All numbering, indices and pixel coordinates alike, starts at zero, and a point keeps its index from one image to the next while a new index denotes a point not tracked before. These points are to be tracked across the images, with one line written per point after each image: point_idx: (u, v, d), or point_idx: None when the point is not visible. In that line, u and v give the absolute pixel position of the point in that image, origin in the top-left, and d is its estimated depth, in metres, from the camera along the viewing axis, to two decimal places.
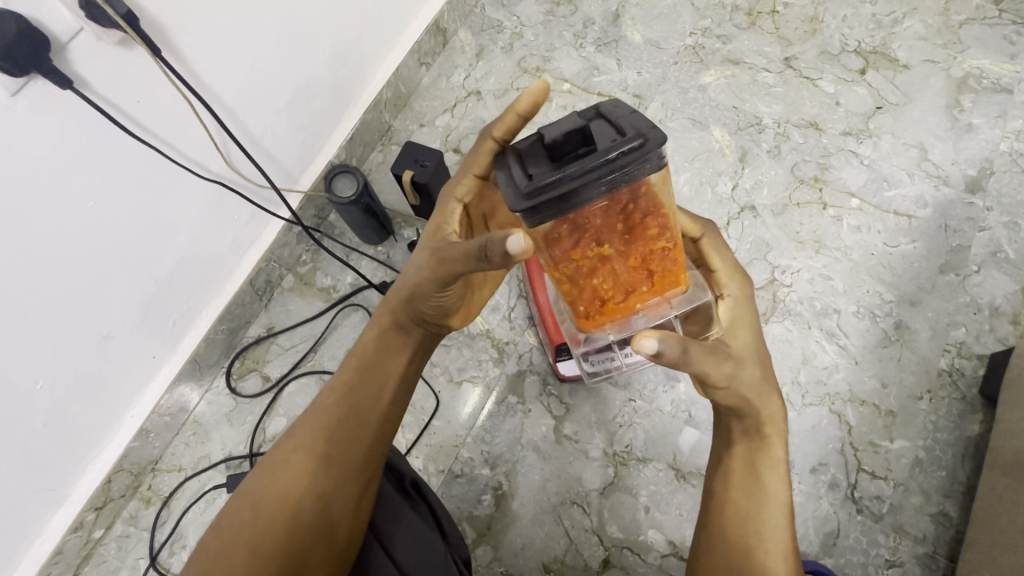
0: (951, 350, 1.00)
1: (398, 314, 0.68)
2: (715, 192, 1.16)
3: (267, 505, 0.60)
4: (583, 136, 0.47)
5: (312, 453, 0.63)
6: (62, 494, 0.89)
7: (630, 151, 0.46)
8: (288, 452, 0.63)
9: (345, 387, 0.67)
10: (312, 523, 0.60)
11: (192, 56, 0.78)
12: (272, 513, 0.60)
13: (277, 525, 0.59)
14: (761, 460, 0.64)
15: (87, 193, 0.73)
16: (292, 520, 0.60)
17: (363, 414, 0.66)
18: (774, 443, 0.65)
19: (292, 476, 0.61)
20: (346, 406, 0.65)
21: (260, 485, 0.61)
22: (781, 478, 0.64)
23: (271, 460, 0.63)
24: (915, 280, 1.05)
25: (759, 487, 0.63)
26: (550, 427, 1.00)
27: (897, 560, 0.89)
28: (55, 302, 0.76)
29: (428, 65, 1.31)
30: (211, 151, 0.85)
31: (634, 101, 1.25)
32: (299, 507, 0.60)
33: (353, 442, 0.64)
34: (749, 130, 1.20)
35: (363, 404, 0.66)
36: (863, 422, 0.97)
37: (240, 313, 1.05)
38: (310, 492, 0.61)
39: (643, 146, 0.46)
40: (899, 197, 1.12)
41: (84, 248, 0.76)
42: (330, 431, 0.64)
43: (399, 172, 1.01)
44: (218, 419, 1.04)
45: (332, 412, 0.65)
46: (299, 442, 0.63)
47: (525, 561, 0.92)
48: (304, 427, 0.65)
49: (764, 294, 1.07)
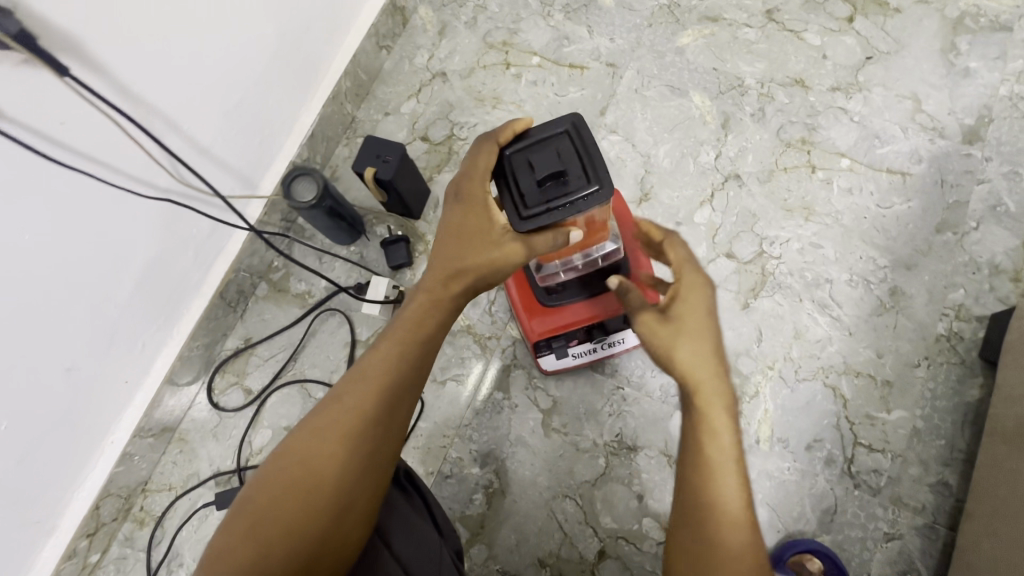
0: (949, 313, 0.97)
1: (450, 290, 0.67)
2: (697, 162, 1.09)
3: (298, 483, 0.57)
4: (566, 168, 0.58)
5: (347, 428, 0.59)
6: (51, 524, 0.88)
7: (588, 196, 0.57)
8: (320, 428, 0.59)
9: (387, 362, 0.63)
10: (354, 500, 0.58)
11: (120, 70, 0.71)
12: (304, 491, 0.56)
13: (314, 505, 0.56)
14: (711, 444, 0.57)
15: (23, 227, 0.67)
16: (330, 497, 0.57)
17: (406, 392, 0.64)
18: (716, 416, 0.57)
19: (326, 453, 0.58)
20: (386, 382, 0.62)
21: (287, 465, 0.57)
22: (734, 475, 0.56)
23: (299, 437, 0.59)
24: (910, 243, 1.01)
25: (713, 475, 0.55)
26: (538, 421, 0.98)
27: (896, 533, 0.88)
28: (21, 307, 0.71)
29: (389, 48, 1.23)
30: (155, 167, 0.80)
31: (607, 70, 1.17)
32: (333, 473, 0.57)
33: (393, 419, 0.62)
34: (731, 93, 1.13)
35: (409, 380, 0.64)
36: (858, 395, 0.94)
37: (213, 327, 1.02)
38: (342, 457, 0.58)
39: (601, 195, 0.58)
40: (892, 154, 1.07)
41: (31, 277, 0.70)
42: (368, 406, 0.60)
43: (360, 170, 0.96)
44: (204, 436, 1.03)
45: (370, 388, 0.61)
46: (332, 418, 0.60)
47: (520, 557, 0.92)
48: (345, 391, 0.61)
49: (753, 269, 1.02)
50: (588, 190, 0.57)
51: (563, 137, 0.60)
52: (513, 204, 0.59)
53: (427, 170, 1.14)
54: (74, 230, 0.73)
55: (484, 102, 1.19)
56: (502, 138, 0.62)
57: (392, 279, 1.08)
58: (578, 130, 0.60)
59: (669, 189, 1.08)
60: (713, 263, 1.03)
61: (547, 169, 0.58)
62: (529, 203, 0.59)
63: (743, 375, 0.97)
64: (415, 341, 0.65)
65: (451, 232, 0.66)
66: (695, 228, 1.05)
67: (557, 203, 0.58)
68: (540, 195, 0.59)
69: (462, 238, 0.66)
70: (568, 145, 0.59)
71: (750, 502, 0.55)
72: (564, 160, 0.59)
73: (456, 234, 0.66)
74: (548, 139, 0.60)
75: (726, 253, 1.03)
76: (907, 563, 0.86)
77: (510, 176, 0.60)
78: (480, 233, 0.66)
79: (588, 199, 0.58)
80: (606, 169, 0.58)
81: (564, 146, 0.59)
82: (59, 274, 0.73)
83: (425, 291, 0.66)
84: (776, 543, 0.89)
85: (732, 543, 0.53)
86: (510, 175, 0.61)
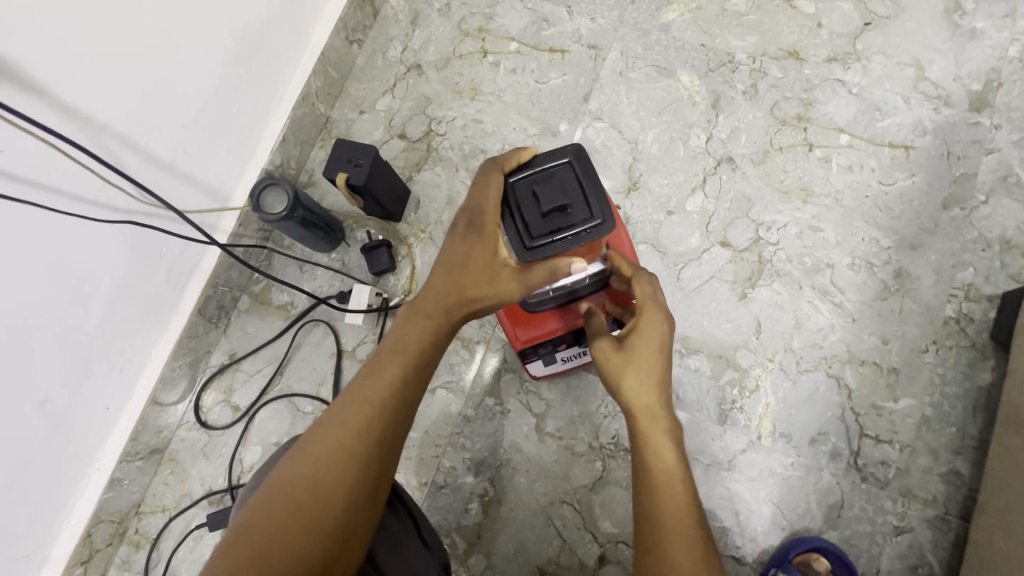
0: (957, 294, 0.92)
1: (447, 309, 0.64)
2: (688, 147, 1.04)
3: (292, 514, 0.53)
4: (569, 202, 0.59)
5: (344, 455, 0.56)
6: (41, 556, 0.85)
7: (592, 229, 0.59)
8: (315, 456, 0.56)
9: (384, 385, 0.60)
10: (353, 528, 0.54)
11: (60, 88, 0.68)
12: (298, 521, 0.53)
13: (310, 537, 0.52)
14: (659, 471, 0.59)
15: None
16: (327, 528, 0.53)
17: (404, 416, 0.61)
18: (661, 445, 0.61)
19: (323, 481, 0.55)
20: (384, 406, 0.59)
21: (279, 496, 0.54)
22: (681, 481, 0.59)
23: (292, 466, 0.55)
24: (915, 221, 0.96)
25: (657, 486, 0.58)
26: (532, 426, 0.96)
27: (906, 526, 0.85)
28: None
29: (361, 42, 1.18)
30: (111, 188, 0.77)
31: (590, 53, 1.11)
32: (328, 502, 0.54)
33: (391, 443, 0.59)
34: (721, 70, 1.07)
35: (408, 404, 0.61)
36: (863, 384, 0.91)
37: (195, 344, 0.98)
38: (338, 484, 0.55)
39: (604, 229, 0.59)
40: (894, 127, 1.01)
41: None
42: (366, 431, 0.58)
43: (332, 176, 0.92)
44: (194, 456, 0.99)
45: (367, 413, 0.59)
46: (328, 444, 0.57)
47: (519, 566, 0.90)
48: (340, 416, 0.58)
49: (750, 257, 0.98)
50: (592, 223, 0.59)
51: (566, 168, 0.61)
52: (519, 235, 0.60)
53: (406, 169, 1.10)
54: (38, 250, 0.70)
55: (462, 94, 1.13)
56: (507, 167, 0.62)
57: (375, 286, 1.04)
58: (581, 161, 0.61)
59: (660, 176, 1.03)
60: (708, 253, 0.98)
61: (552, 201, 0.59)
62: (535, 234, 0.60)
63: (742, 369, 0.93)
64: (413, 363, 0.62)
65: (447, 254, 0.64)
66: (688, 216, 1.00)
67: (561, 235, 0.59)
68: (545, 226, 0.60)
69: (459, 260, 0.63)
70: (572, 177, 0.61)
71: (698, 516, 0.58)
72: (568, 193, 0.60)
73: (452, 254, 0.64)
74: (551, 169, 0.61)
75: (721, 242, 0.99)
76: (918, 557, 0.83)
77: (515, 205, 0.61)
78: (480, 255, 0.63)
79: (592, 233, 0.59)
80: (608, 203, 0.60)
81: (567, 177, 0.61)
82: (27, 302, 0.71)
83: (423, 311, 0.64)
84: (782, 541, 0.86)
85: (684, 564, 0.54)
86: (516, 205, 0.61)
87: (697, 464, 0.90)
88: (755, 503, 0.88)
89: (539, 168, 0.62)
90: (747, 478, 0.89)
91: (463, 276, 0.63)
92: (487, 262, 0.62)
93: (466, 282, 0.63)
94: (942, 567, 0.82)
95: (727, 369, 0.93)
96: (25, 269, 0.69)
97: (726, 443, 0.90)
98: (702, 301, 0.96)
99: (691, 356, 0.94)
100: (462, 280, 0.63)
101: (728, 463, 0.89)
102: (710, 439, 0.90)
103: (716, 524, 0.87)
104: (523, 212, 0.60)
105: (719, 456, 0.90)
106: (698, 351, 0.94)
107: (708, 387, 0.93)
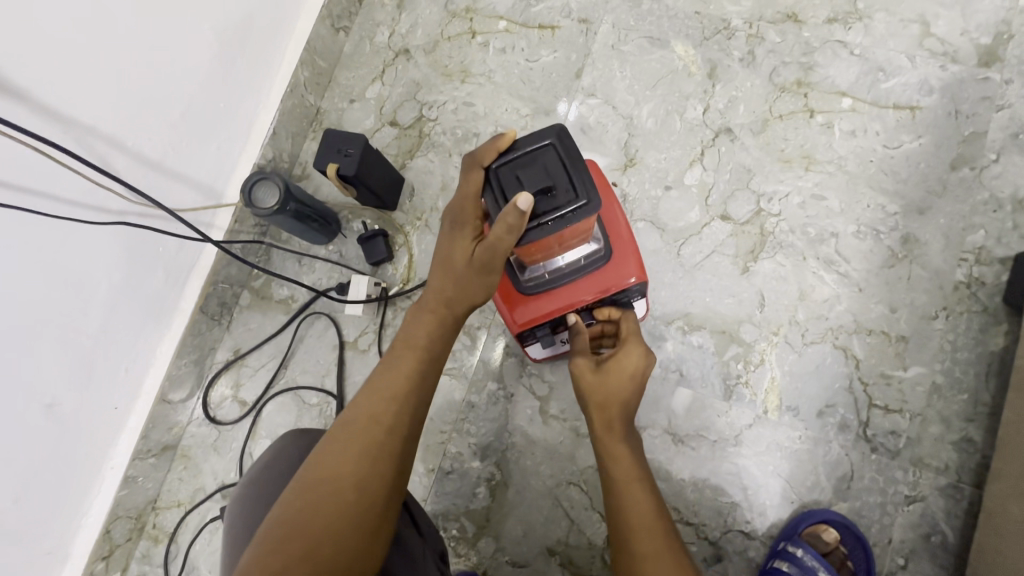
0: (968, 258, 0.90)
1: (448, 307, 0.68)
2: (684, 119, 1.01)
3: (322, 507, 0.55)
4: (553, 183, 0.57)
5: (371, 447, 0.59)
6: (63, 553, 0.87)
7: (576, 210, 0.57)
8: (341, 450, 0.58)
9: (401, 379, 0.64)
10: (383, 517, 0.57)
11: (43, 91, 0.68)
12: (330, 512, 0.55)
13: (342, 526, 0.54)
14: (617, 472, 0.67)
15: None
16: (359, 516, 0.55)
17: (422, 408, 0.65)
18: (616, 447, 0.69)
19: (350, 472, 0.57)
20: (405, 398, 0.63)
21: (308, 492, 0.55)
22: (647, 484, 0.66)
23: (319, 463, 0.58)
24: (922, 184, 0.93)
25: (624, 487, 0.65)
26: (536, 409, 0.96)
27: (918, 495, 0.83)
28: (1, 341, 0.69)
29: (347, 29, 1.16)
30: (101, 191, 0.77)
31: (580, 27, 1.08)
32: (356, 490, 0.56)
33: (411, 435, 0.63)
34: (717, 38, 1.04)
35: (423, 399, 0.65)
36: (871, 354, 0.89)
37: (199, 342, 0.99)
38: (364, 472, 0.57)
39: (591, 208, 0.57)
40: (899, 88, 0.98)
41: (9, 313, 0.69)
42: (389, 423, 0.61)
43: (323, 167, 0.92)
44: (206, 451, 1.00)
45: (387, 406, 0.62)
46: (354, 438, 0.59)
47: (528, 547, 0.91)
48: (361, 410, 0.62)
49: (751, 230, 0.95)
50: (576, 204, 0.57)
51: (548, 150, 0.59)
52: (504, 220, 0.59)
53: (398, 157, 1.09)
54: (41, 257, 0.71)
55: (451, 77, 1.11)
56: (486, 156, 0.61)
57: (373, 276, 1.03)
58: (563, 141, 0.59)
59: (656, 151, 1.00)
60: (708, 228, 0.96)
61: (534, 185, 0.58)
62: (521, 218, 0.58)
63: (747, 344, 0.92)
64: (426, 357, 0.66)
65: (442, 256, 0.69)
66: (687, 191, 0.98)
67: (545, 219, 0.57)
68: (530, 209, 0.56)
69: (453, 261, 0.67)
70: (554, 158, 0.58)
71: (663, 512, 0.64)
72: (551, 175, 0.58)
73: (447, 255, 0.68)
74: (534, 152, 0.59)
75: (721, 216, 0.97)
76: (930, 526, 0.82)
77: (497, 190, 0.59)
78: (468, 255, 0.67)
79: (578, 213, 0.57)
80: (593, 182, 0.57)
81: (550, 159, 0.59)
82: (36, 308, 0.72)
83: (429, 309, 0.69)
84: (792, 514, 0.86)
85: (643, 551, 0.60)
86: (499, 191, 0.59)
87: (702, 441, 0.89)
88: (763, 477, 0.87)
89: (520, 151, 0.60)
90: (754, 453, 0.88)
91: (459, 274, 0.67)
92: (482, 259, 0.64)
93: (463, 278, 0.66)
94: (955, 535, 0.82)
95: (731, 344, 0.92)
96: (30, 276, 0.70)
97: (732, 418, 0.89)
98: (703, 276, 0.95)
99: (694, 333, 0.93)
100: (459, 277, 0.67)
101: (734, 439, 0.89)
102: (715, 416, 0.90)
103: (725, 500, 0.87)
104: (506, 198, 0.59)
105: (725, 432, 0.89)
106: (700, 327, 0.93)
107: (712, 363, 0.91)
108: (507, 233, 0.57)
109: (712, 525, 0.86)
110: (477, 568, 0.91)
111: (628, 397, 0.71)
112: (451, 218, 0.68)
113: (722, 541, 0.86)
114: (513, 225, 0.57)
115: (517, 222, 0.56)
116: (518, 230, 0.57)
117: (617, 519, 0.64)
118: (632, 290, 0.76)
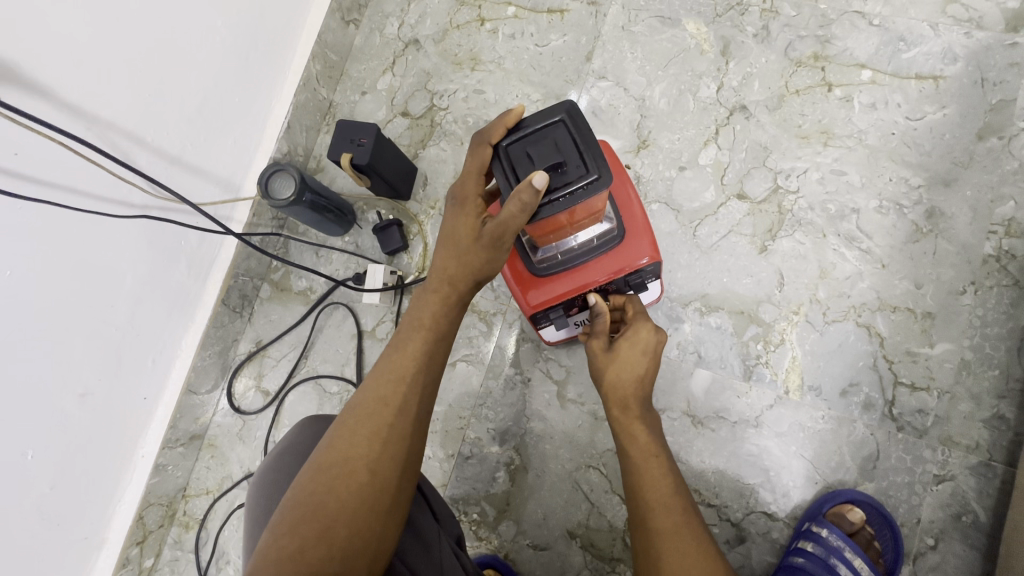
0: (998, 231, 0.87)
1: (453, 288, 0.68)
2: (697, 98, 1.00)
3: (335, 489, 0.56)
4: (559, 160, 0.57)
5: (382, 430, 0.60)
6: (99, 539, 0.89)
7: (589, 185, 0.57)
8: (352, 433, 0.60)
9: (408, 361, 0.65)
10: (395, 499, 0.58)
11: (66, 90, 0.70)
12: (345, 494, 0.56)
13: (357, 508, 0.55)
14: (635, 450, 0.67)
15: (14, 259, 0.68)
16: (372, 497, 0.56)
17: (430, 389, 0.65)
18: (634, 428, 0.68)
19: (362, 455, 0.58)
20: (412, 380, 0.64)
21: (321, 475, 0.57)
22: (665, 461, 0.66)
23: (331, 446, 0.59)
24: (948, 155, 0.91)
25: (641, 466, 0.65)
26: (553, 393, 0.96)
27: (947, 474, 0.81)
28: (29, 335, 0.71)
29: (357, 22, 1.17)
30: (123, 185, 0.79)
31: (590, 9, 1.07)
32: (367, 474, 0.57)
33: (421, 415, 0.63)
34: (730, 14, 1.02)
35: (430, 381, 0.65)
36: (896, 331, 0.87)
37: (222, 334, 1.01)
38: (374, 454, 0.58)
39: (599, 183, 0.56)
40: (922, 57, 0.95)
41: (33, 309, 0.71)
42: (398, 405, 0.62)
43: (338, 158, 0.93)
44: (231, 440, 1.02)
45: (395, 388, 0.63)
46: (364, 422, 0.60)
47: (550, 529, 0.91)
48: (369, 395, 0.62)
49: (768, 209, 0.94)
50: (588, 178, 0.57)
51: (559, 126, 0.59)
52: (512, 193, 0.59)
53: (412, 146, 1.09)
54: (67, 253, 0.73)
55: (462, 65, 1.11)
56: (494, 134, 0.61)
57: (389, 265, 1.04)
58: (573, 117, 0.59)
59: (669, 132, 0.99)
60: (725, 208, 0.95)
61: (546, 161, 0.58)
62: None
63: (766, 324, 0.90)
64: (431, 337, 0.67)
65: (446, 235, 0.68)
66: (702, 171, 0.97)
67: (559, 194, 0.57)
68: (545, 186, 0.56)
69: (457, 239, 0.67)
70: (565, 134, 0.59)
71: (681, 488, 0.64)
72: (562, 150, 0.58)
73: (450, 233, 0.68)
74: (545, 129, 0.60)
75: (737, 195, 0.95)
76: (960, 506, 0.80)
77: (508, 167, 0.60)
78: (473, 232, 0.66)
79: (587, 189, 0.57)
80: (604, 157, 0.58)
81: (560, 135, 0.59)
82: (59, 305, 0.74)
83: (433, 288, 0.68)
84: (816, 496, 0.84)
85: (665, 530, 0.59)
86: (508, 167, 0.60)
87: (722, 423, 0.88)
88: (785, 458, 0.86)
89: (531, 126, 0.60)
90: (776, 434, 0.87)
91: (464, 252, 0.67)
92: (491, 235, 0.63)
93: (471, 255, 0.66)
94: (987, 514, 0.79)
95: (750, 325, 0.90)
96: (55, 277, 0.73)
97: (752, 400, 0.88)
98: (721, 257, 0.93)
99: (711, 315, 0.92)
100: (464, 254, 0.66)
101: (755, 420, 0.87)
102: (735, 397, 0.89)
103: (747, 482, 0.86)
104: (517, 175, 0.60)
105: (745, 413, 0.88)
106: (717, 308, 0.92)
107: (731, 343, 0.90)
108: (520, 211, 0.57)
109: (735, 506, 0.85)
110: (498, 551, 0.92)
111: (644, 374, 0.71)
112: (453, 196, 0.68)
113: (744, 523, 0.85)
114: (527, 203, 0.56)
115: (532, 200, 0.56)
116: (531, 208, 0.57)
117: (637, 497, 0.64)
118: (645, 271, 0.75)
